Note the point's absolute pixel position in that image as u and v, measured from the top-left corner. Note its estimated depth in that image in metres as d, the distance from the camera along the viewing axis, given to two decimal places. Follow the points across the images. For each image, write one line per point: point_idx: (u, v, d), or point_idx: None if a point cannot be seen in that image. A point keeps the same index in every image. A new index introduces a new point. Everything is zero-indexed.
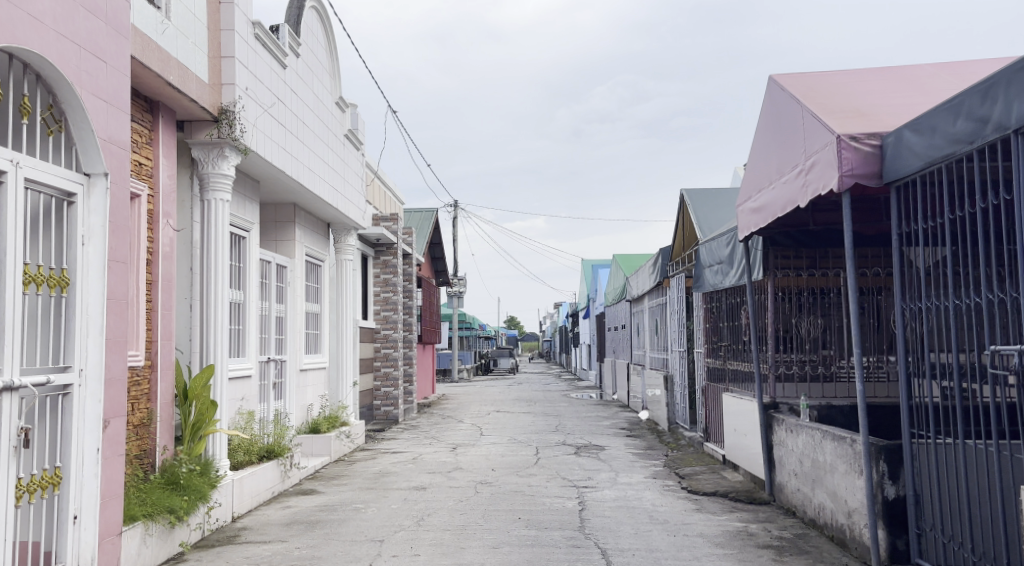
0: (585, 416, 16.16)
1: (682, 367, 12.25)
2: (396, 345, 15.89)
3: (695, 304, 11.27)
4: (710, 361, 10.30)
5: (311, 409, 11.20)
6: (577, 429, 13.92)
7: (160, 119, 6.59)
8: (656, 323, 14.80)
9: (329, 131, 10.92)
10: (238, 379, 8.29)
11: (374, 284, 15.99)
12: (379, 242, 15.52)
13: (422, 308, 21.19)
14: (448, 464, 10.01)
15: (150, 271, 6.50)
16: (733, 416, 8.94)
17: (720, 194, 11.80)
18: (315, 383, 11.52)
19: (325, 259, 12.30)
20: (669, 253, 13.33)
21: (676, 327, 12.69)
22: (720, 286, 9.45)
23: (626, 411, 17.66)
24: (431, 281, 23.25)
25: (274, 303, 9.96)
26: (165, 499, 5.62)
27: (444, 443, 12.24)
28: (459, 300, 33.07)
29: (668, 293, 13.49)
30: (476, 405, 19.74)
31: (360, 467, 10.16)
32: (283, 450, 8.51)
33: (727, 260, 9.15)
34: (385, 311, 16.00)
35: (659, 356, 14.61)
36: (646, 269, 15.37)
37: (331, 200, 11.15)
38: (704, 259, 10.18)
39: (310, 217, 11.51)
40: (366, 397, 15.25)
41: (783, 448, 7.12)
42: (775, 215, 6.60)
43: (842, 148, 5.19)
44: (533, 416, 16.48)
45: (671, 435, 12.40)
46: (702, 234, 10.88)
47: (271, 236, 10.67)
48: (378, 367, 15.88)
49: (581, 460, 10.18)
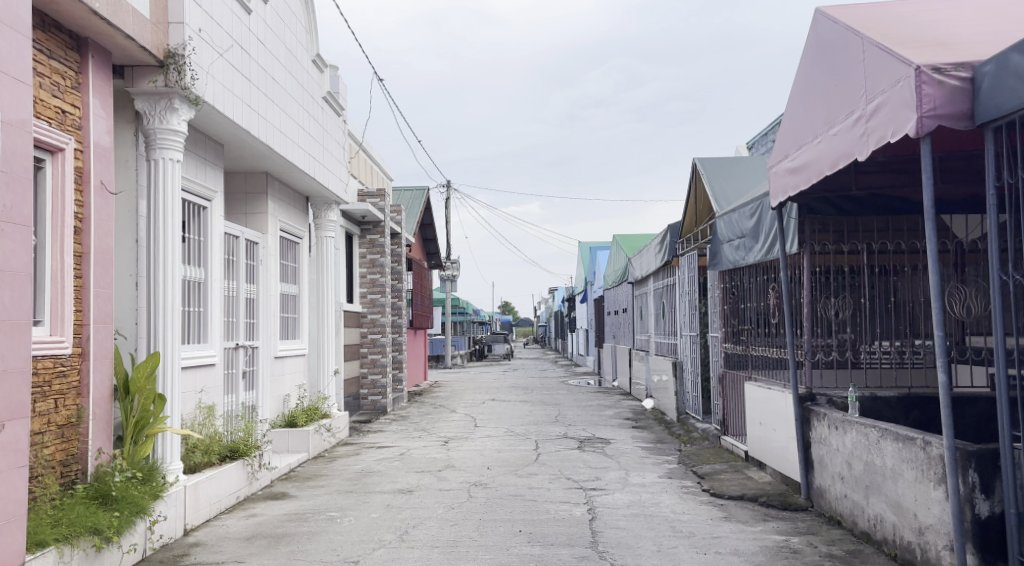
0: (586, 406, 15.20)
1: (694, 353, 11.28)
2: (384, 331, 14.86)
3: (710, 285, 10.29)
4: (728, 346, 9.32)
5: (287, 401, 10.18)
6: (579, 420, 12.95)
7: (90, 60, 5.53)
8: (663, 306, 13.84)
9: (305, 91, 9.86)
10: (196, 369, 7.26)
11: (360, 265, 14.95)
12: (365, 219, 14.49)
13: (412, 292, 20.15)
14: (439, 462, 9.01)
15: (79, 242, 5.43)
16: (757, 408, 7.97)
17: (736, 163, 10.80)
18: (292, 372, 10.51)
19: (303, 236, 11.27)
20: (678, 230, 12.34)
21: (687, 310, 11.72)
22: (743, 263, 8.49)
23: (629, 399, 16.71)
24: (422, 263, 22.24)
25: (244, 284, 8.92)
26: (88, 518, 4.62)
27: (435, 437, 11.24)
28: (452, 283, 32.04)
29: (677, 274, 12.52)
30: (470, 393, 18.75)
31: (341, 466, 9.15)
32: (249, 449, 7.48)
33: (751, 233, 8.16)
34: (372, 294, 14.92)
35: (666, 341, 13.65)
36: (651, 248, 14.38)
37: (308, 168, 10.11)
38: (723, 233, 9.20)
39: (284, 189, 10.44)
40: (351, 386, 14.25)
41: (825, 446, 6.14)
42: (822, 173, 5.55)
43: (923, 81, 4.16)
44: (530, 405, 15.50)
45: (682, 427, 11.43)
46: (718, 206, 9.89)
47: (241, 209, 9.69)
48: (365, 354, 14.84)
49: (587, 457, 9.19)
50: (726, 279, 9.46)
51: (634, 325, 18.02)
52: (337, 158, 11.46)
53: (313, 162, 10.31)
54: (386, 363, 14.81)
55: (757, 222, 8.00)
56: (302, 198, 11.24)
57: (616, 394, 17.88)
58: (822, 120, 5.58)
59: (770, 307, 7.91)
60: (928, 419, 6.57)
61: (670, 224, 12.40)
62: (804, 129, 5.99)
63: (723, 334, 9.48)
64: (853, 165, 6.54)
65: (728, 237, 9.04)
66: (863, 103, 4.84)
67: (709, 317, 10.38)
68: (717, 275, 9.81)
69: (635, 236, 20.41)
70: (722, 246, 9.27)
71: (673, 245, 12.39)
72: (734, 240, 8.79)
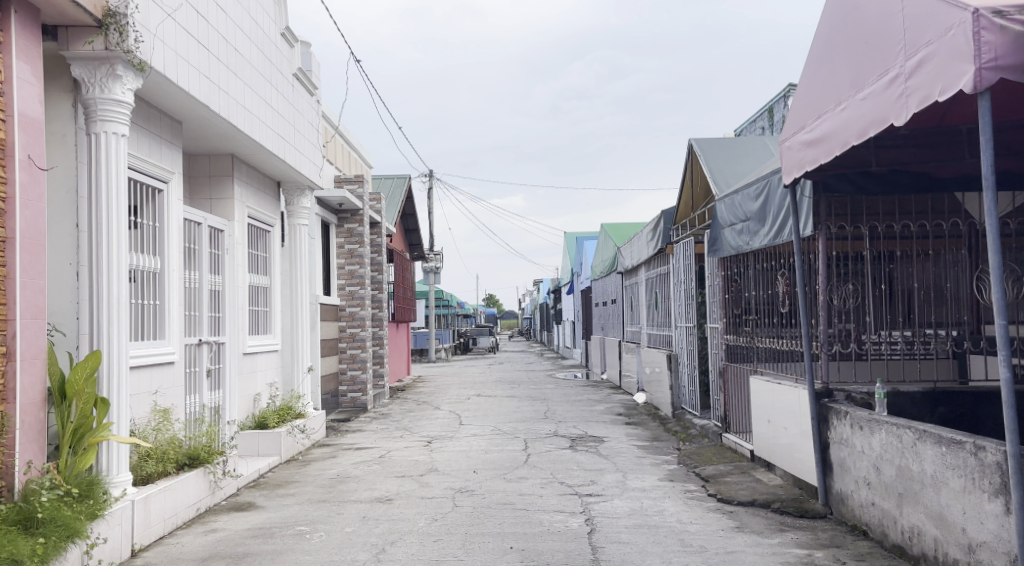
0: (576, 401, 14.61)
1: (691, 345, 10.70)
2: (364, 324, 14.16)
3: (708, 272, 9.70)
4: (730, 337, 8.73)
5: (258, 400, 9.48)
6: (570, 416, 12.35)
7: (13, 15, 4.79)
8: (655, 296, 13.27)
9: (273, 66, 9.15)
10: (151, 367, 6.54)
11: (337, 256, 14.25)
12: (342, 207, 13.78)
13: (394, 284, 19.45)
14: (422, 466, 8.37)
15: (2, 225, 4.70)
16: (764, 405, 7.40)
17: (734, 143, 10.22)
18: (264, 369, 9.81)
19: (275, 224, 10.57)
20: (672, 216, 11.73)
21: (682, 300, 11.14)
22: (746, 249, 7.90)
23: (620, 393, 16.15)
24: (403, 254, 21.56)
25: (207, 275, 8.22)
26: (5, 547, 3.92)
27: (417, 436, 10.60)
28: (436, 275, 31.30)
29: (671, 262, 11.94)
30: (454, 388, 18.11)
31: (315, 470, 8.49)
32: (210, 455, 6.78)
33: (757, 215, 7.57)
34: (351, 286, 14.21)
35: (659, 332, 13.07)
36: (642, 236, 13.80)
37: (278, 150, 9.39)
38: (724, 217, 8.61)
39: (253, 172, 9.71)
40: (329, 383, 13.56)
41: (847, 448, 5.55)
42: (846, 144, 4.94)
43: (982, 27, 3.53)
44: (518, 401, 14.88)
45: (678, 423, 10.86)
46: (717, 189, 9.31)
47: (204, 194, 8.96)
48: (343, 349, 14.15)
49: (579, 457, 8.58)
50: (727, 265, 8.87)
51: (624, 315, 17.43)
52: (310, 140, 10.75)
53: (284, 142, 9.59)
54: (367, 359, 14.13)
55: (763, 204, 7.41)
56: (273, 183, 10.52)
57: (606, 388, 17.32)
58: (847, 83, 4.96)
59: (779, 295, 7.32)
60: (956, 416, 6.01)
61: (664, 210, 11.80)
62: (824, 94, 5.37)
63: (724, 325, 8.90)
64: (873, 138, 5.97)
65: (730, 221, 8.45)
66: (901, 60, 4.22)
67: (708, 307, 9.80)
68: (716, 262, 9.22)
69: (624, 224, 19.80)
70: (722, 231, 8.68)
71: (667, 232, 11.79)
72: (736, 225, 8.20)
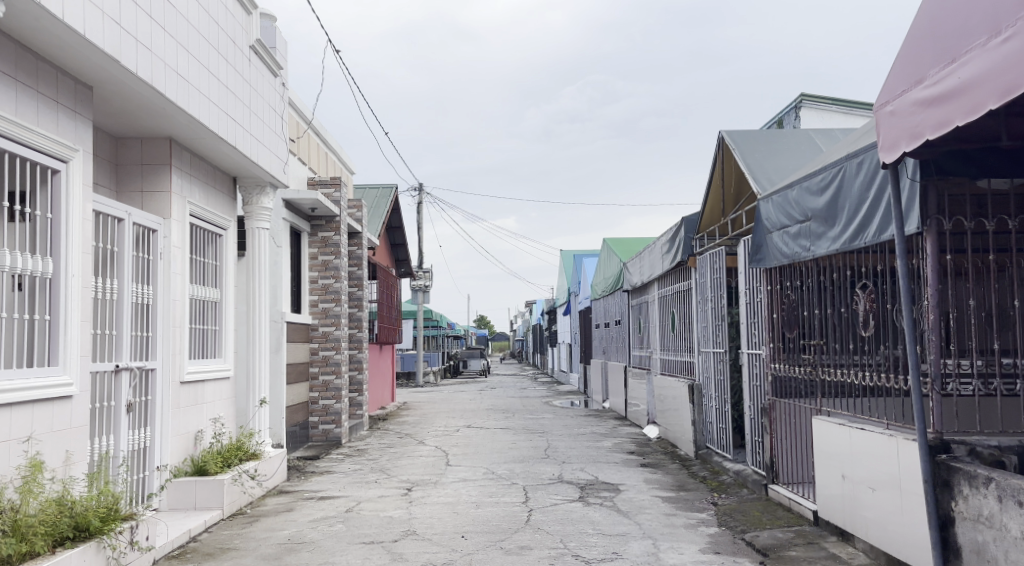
0: (578, 434, 12.95)
1: (722, 375, 9.13)
2: (339, 346, 12.48)
3: (744, 288, 8.14)
4: (779, 367, 7.13)
5: (201, 439, 7.76)
6: (575, 455, 10.68)
7: None
8: (672, 316, 11.66)
9: (220, 31, 7.53)
10: (25, 404, 4.82)
11: (310, 268, 12.57)
12: (315, 212, 12.13)
13: (376, 302, 17.78)
14: (397, 527, 6.68)
15: None
16: (839, 456, 5.78)
17: (772, 135, 8.69)
18: (209, 401, 8.12)
19: (227, 227, 8.92)
20: (694, 223, 10.15)
21: (709, 322, 9.58)
22: (809, 255, 6.34)
23: (627, 425, 14.48)
24: (388, 270, 19.88)
25: (130, 284, 6.56)
26: None
27: (395, 481, 8.91)
28: (425, 294, 29.61)
29: (693, 277, 10.34)
30: (440, 417, 16.41)
31: (263, 529, 6.77)
32: (107, 522, 5.02)
33: (824, 213, 6.01)
34: (325, 303, 12.53)
35: (677, 359, 11.44)
36: (655, 248, 12.22)
37: (230, 134, 7.78)
38: (772, 220, 7.05)
39: (200, 164, 8.10)
40: (297, 413, 11.84)
41: (993, 530, 3.92)
42: (1014, 89, 3.33)
43: None
44: (513, 434, 13.17)
45: (705, 467, 9.22)
46: (759, 187, 7.74)
47: (136, 185, 7.31)
48: (315, 374, 12.46)
49: (594, 516, 6.90)
50: (773, 278, 7.29)
51: (629, 339, 15.88)
52: (272, 128, 9.12)
53: (238, 127, 7.98)
54: (342, 386, 12.44)
55: (832, 198, 5.87)
56: (228, 178, 8.91)
57: (610, 418, 15.65)
58: (1013, 3, 3.42)
59: (857, 314, 5.74)
60: None
61: (682, 217, 10.25)
62: (968, 27, 3.78)
63: (768, 351, 7.30)
64: (1006, 102, 4.40)
65: (780, 224, 6.89)
66: None
67: (744, 329, 8.26)
68: (757, 274, 7.67)
69: (628, 239, 18.27)
70: (769, 237, 7.12)
71: (688, 243, 10.22)
72: (791, 229, 6.65)
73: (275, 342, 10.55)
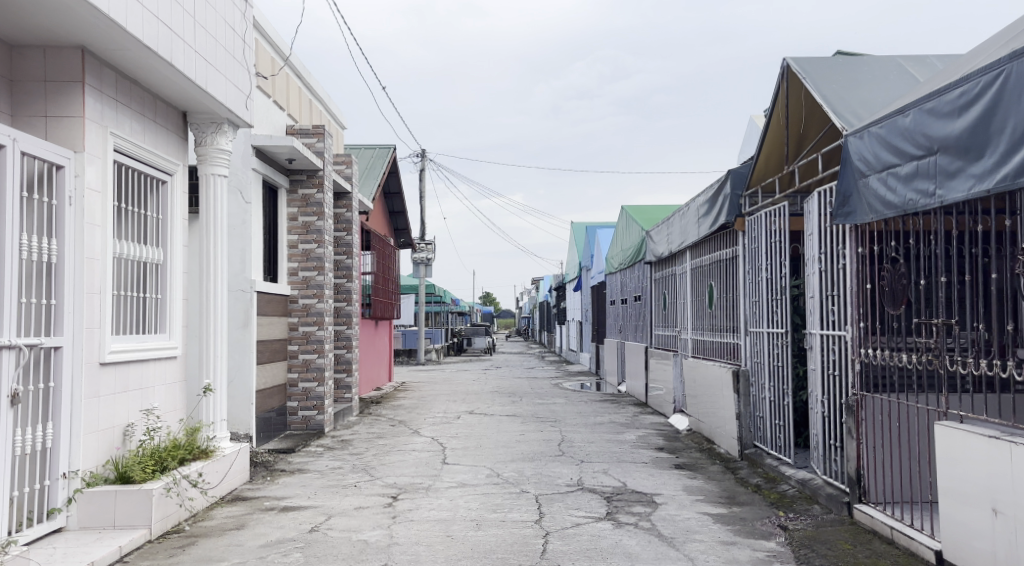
0: (595, 424, 11.37)
1: (781, 360, 7.56)
2: (322, 321, 10.84)
3: (816, 255, 6.53)
4: (872, 352, 5.51)
5: (131, 435, 6.16)
6: (594, 452, 9.05)
7: None
8: (710, 291, 9.99)
9: None
10: None
11: (288, 231, 10.90)
12: (293, 164, 10.43)
13: (372, 275, 16.18)
14: (369, 559, 5.03)
15: None
16: (983, 477, 4.10)
17: (852, 62, 6.95)
18: (143, 388, 6.46)
19: (173, 173, 7.24)
20: (743, 178, 8.46)
21: (763, 297, 7.99)
22: (930, 204, 4.64)
23: (649, 414, 12.86)
24: (385, 240, 18.26)
25: (15, 234, 4.88)
26: None
27: (379, 486, 7.30)
28: (427, 268, 27.92)
29: (740, 242, 8.65)
30: (440, 401, 14.82)
31: (195, 559, 5.13)
32: None
33: (964, 141, 4.30)
34: (306, 271, 10.88)
35: (715, 339, 9.77)
36: (689, 213, 10.53)
37: (165, 47, 6.07)
38: (869, 161, 5.37)
39: (131, 87, 6.42)
40: (272, 399, 10.28)
41: None
42: None
43: None
44: (520, 423, 11.57)
45: (755, 472, 7.64)
46: (845, 121, 6.02)
47: (38, 107, 5.60)
48: (294, 353, 10.86)
49: (630, 545, 5.24)
50: (864, 238, 5.64)
51: (650, 318, 14.26)
52: (228, 50, 7.40)
53: (176, 39, 6.27)
54: (324, 367, 10.84)
55: (979, 119, 4.16)
56: (172, 112, 7.23)
57: (630, 404, 14.05)
58: None
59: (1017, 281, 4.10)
60: None
61: (729, 170, 8.54)
62: None
63: (855, 333, 5.69)
64: None
65: (882, 165, 5.20)
66: None
67: (813, 306, 6.68)
68: (838, 233, 6.06)
69: (649, 207, 16.53)
70: (863, 184, 5.44)
71: (735, 201, 8.53)
72: (900, 169, 4.96)
73: (244, 316, 9.11)
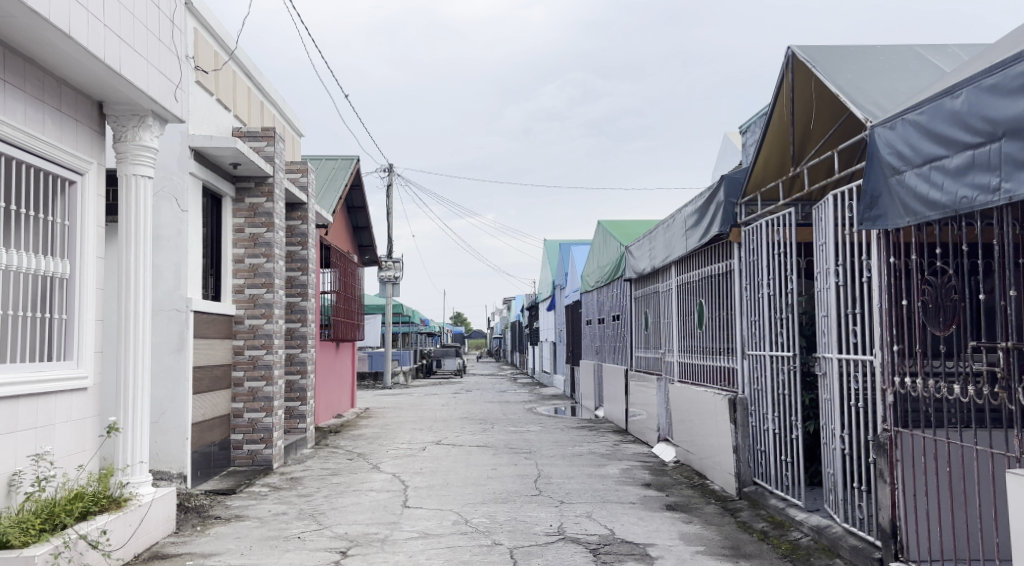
0: (574, 456, 10.41)
1: (787, 388, 6.69)
2: (271, 344, 9.77)
3: (832, 267, 5.68)
4: (908, 381, 4.64)
5: (18, 485, 5.08)
6: (573, 490, 8.08)
7: None
8: (700, 310, 9.13)
9: None
10: None
11: (234, 244, 9.84)
12: (238, 169, 9.40)
13: (332, 294, 15.12)
14: None
15: None
16: None
17: (866, 52, 6.15)
18: (35, 428, 5.35)
19: (86, 173, 6.18)
20: (737, 184, 7.63)
21: (764, 316, 7.13)
22: (987, 202, 3.78)
23: (630, 442, 11.94)
24: (348, 257, 17.21)
25: None
26: None
27: (326, 539, 6.24)
28: (394, 287, 26.84)
29: (736, 255, 7.80)
30: (404, 429, 13.75)
31: None
32: None
33: None
34: (253, 288, 9.82)
35: (707, 362, 8.90)
36: (675, 225, 9.68)
37: (65, 18, 5.02)
38: (904, 154, 4.51)
39: (24, 67, 5.37)
40: (212, 432, 9.17)
41: None
42: None
43: None
44: (492, 455, 10.57)
45: (758, 515, 6.74)
46: (868, 111, 5.19)
47: None
48: (239, 381, 9.77)
49: None
50: (896, 246, 4.78)
51: (630, 338, 13.38)
52: (151, 30, 6.39)
53: (80, 9, 5.22)
54: (273, 395, 9.76)
55: None
56: (84, 100, 6.18)
57: (609, 432, 13.12)
58: None
59: None
60: None
61: (722, 176, 7.69)
62: None
63: (887, 358, 4.82)
64: None
65: (922, 159, 4.34)
66: None
67: (827, 326, 5.85)
68: (861, 241, 5.22)
69: (627, 221, 15.71)
70: (896, 182, 4.58)
71: (729, 210, 7.69)
72: (948, 162, 4.11)
73: (179, 339, 8.08)
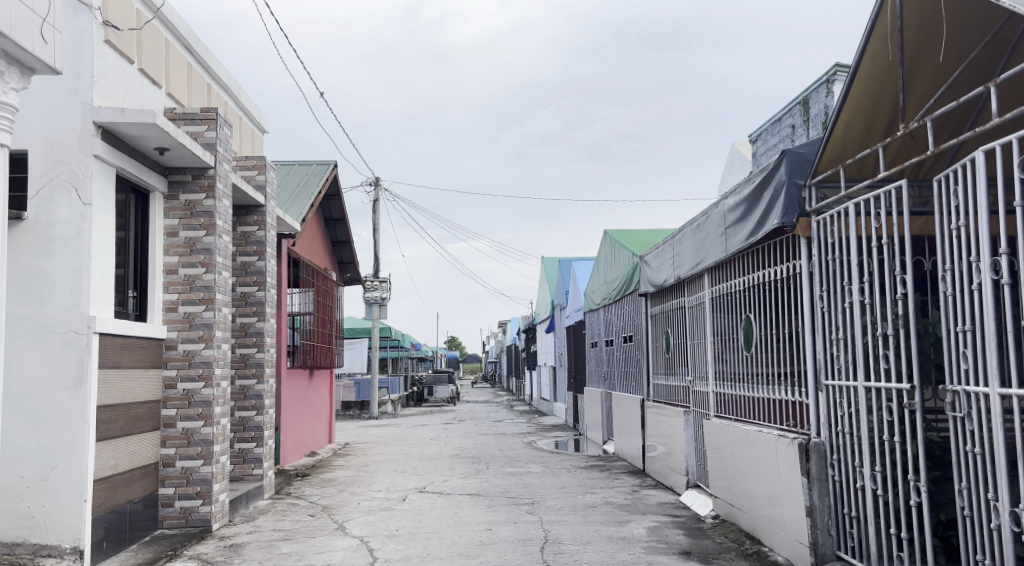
0: (586, 508, 8.49)
1: (895, 436, 4.76)
2: (211, 375, 7.86)
3: (989, 263, 3.75)
4: None
5: None
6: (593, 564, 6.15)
7: None
8: (750, 327, 7.21)
9: None
10: None
11: (166, 251, 7.97)
12: (167, 156, 7.54)
13: (302, 314, 13.19)
14: None
15: None
16: None
17: None
18: None
19: None
20: (802, 160, 5.80)
21: (857, 334, 5.21)
22: None
23: (652, 488, 10.00)
24: (324, 274, 15.30)
25: None
26: None
27: None
28: (381, 308, 24.92)
29: (806, 253, 5.90)
30: (383, 471, 11.77)
31: None
32: None
33: None
34: (189, 306, 7.94)
35: (761, 393, 6.96)
36: (708, 224, 7.88)
37: None
38: None
39: None
40: (131, 487, 7.21)
41: None
42: None
43: None
44: (487, 507, 8.62)
45: None
46: None
47: None
48: (170, 422, 7.83)
49: None
50: None
51: (646, 364, 11.50)
52: None
53: None
54: (213, 439, 7.83)
55: None
56: None
57: (623, 473, 11.17)
58: None
59: None
60: None
61: (783, 150, 5.87)
62: None
63: None
64: None
65: None
66: None
67: (976, 351, 3.93)
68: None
69: (637, 232, 13.90)
70: None
71: (793, 194, 5.84)
72: None
73: (77, 371, 6.18)
